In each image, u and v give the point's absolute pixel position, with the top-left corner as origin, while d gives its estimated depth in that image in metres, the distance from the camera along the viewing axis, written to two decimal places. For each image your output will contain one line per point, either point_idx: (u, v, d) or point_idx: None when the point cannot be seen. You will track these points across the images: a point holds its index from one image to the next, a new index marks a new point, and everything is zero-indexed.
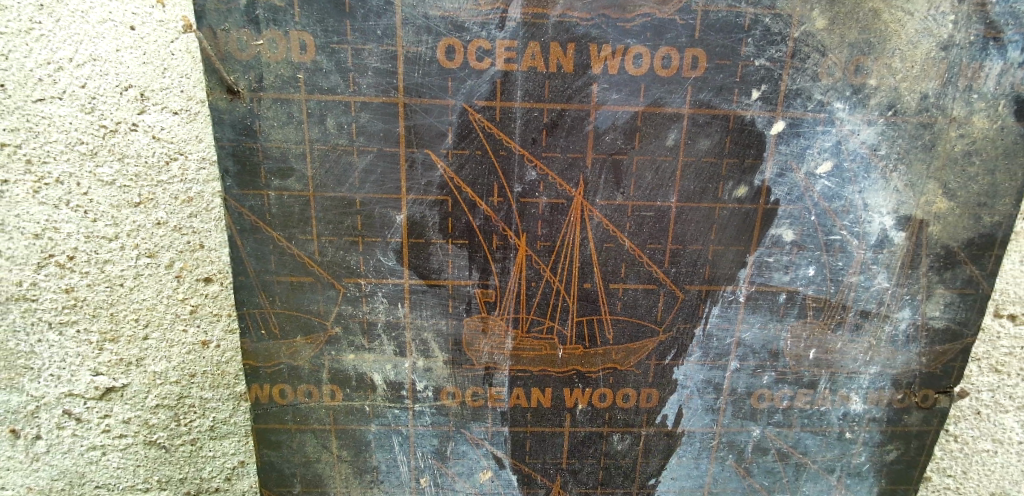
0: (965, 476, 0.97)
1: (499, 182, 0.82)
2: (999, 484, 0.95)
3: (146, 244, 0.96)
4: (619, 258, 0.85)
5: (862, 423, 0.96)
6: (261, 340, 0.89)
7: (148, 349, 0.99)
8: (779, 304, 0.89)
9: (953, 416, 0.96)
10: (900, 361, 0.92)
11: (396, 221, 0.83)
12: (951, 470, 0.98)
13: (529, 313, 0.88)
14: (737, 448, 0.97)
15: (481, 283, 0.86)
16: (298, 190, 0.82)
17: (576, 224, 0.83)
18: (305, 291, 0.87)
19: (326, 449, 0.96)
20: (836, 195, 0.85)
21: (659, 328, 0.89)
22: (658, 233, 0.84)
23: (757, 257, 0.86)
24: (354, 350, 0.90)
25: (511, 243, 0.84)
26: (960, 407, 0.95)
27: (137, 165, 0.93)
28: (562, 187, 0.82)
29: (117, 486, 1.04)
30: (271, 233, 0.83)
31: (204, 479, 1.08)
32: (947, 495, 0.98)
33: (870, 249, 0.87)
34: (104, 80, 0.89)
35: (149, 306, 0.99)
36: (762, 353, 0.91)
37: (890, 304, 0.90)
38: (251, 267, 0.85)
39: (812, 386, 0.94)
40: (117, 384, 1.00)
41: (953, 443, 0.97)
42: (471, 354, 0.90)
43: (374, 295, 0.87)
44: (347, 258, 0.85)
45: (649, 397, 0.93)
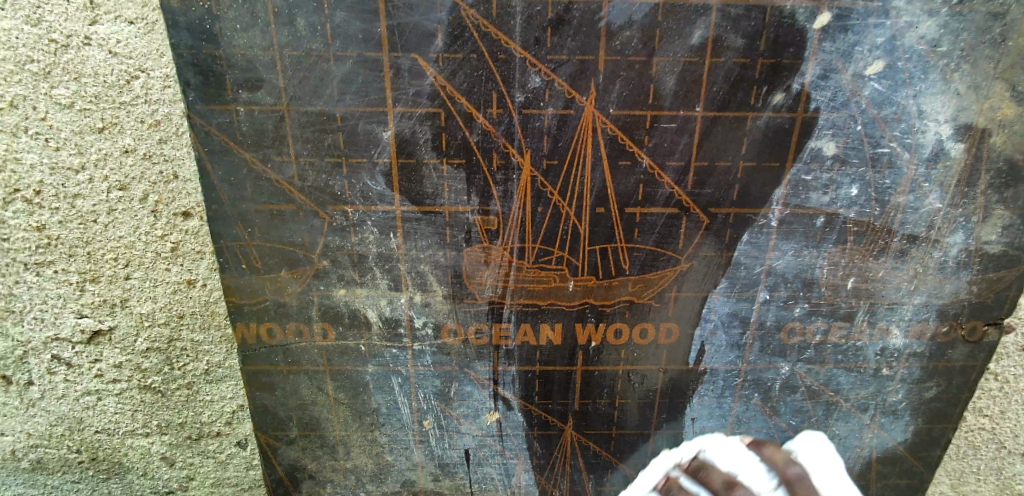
0: (1002, 416, 0.92)
1: (498, 91, 0.71)
2: None
3: (116, 176, 0.91)
4: (636, 177, 0.75)
5: (901, 359, 0.88)
6: (242, 276, 0.82)
7: (131, 290, 1.02)
8: (817, 229, 0.79)
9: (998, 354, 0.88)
10: (948, 290, 0.83)
11: (383, 139, 0.73)
12: (988, 410, 0.91)
13: (536, 242, 0.79)
14: (763, 387, 0.90)
15: (482, 210, 0.77)
16: (270, 104, 0.72)
17: (588, 138, 0.73)
18: (286, 220, 0.78)
19: (322, 391, 0.90)
20: (887, 101, 0.73)
21: (681, 257, 0.80)
22: (680, 148, 0.74)
23: (794, 175, 0.76)
24: (345, 285, 0.82)
25: (514, 162, 0.74)
26: (1004, 345, 0.88)
27: (96, 84, 0.85)
28: (570, 96, 0.71)
29: (117, 429, 1.18)
30: (243, 155, 0.74)
31: (205, 422, 1.18)
32: (980, 435, 0.93)
33: (922, 163, 0.76)
34: None
35: (128, 243, 0.97)
36: (795, 283, 0.82)
37: (941, 227, 0.79)
38: (224, 195, 0.77)
39: (849, 318, 0.85)
40: (104, 326, 1.06)
41: (993, 382, 0.90)
42: (473, 288, 0.82)
43: (363, 225, 0.78)
44: (329, 183, 0.76)
45: (668, 332, 0.86)
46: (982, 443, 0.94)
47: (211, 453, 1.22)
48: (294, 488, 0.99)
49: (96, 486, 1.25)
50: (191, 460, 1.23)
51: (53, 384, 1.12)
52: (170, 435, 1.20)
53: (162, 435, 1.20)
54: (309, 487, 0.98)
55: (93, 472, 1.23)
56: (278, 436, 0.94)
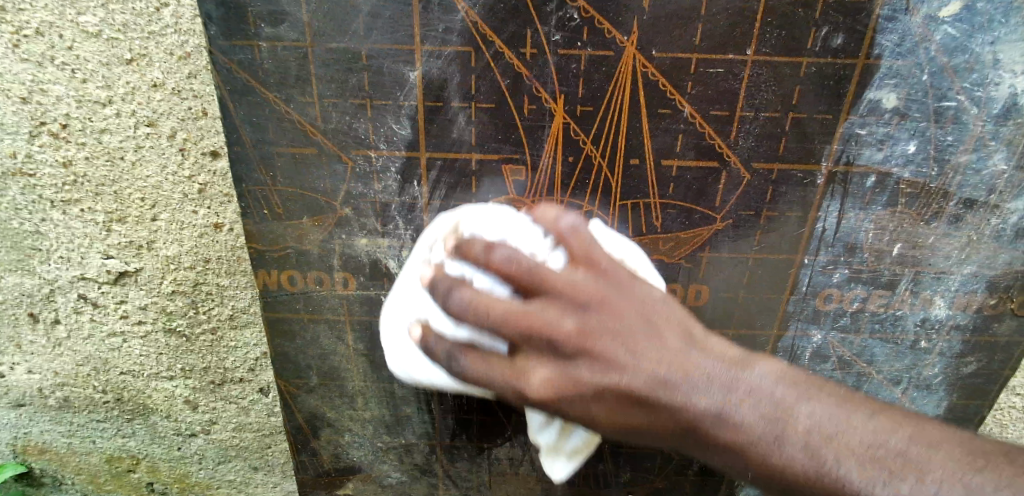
0: None
1: (533, 29, 0.67)
2: None
3: (143, 112, 0.89)
4: (676, 127, 0.71)
5: (943, 331, 0.84)
6: (263, 221, 0.80)
7: (158, 232, 1.01)
8: (866, 189, 0.74)
9: None
10: (1002, 260, 0.78)
11: (410, 80, 0.70)
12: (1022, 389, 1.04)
13: (565, 194, 0.75)
14: (795, 354, 0.87)
15: (512, 158, 0.73)
16: (293, 39, 0.68)
17: (626, 83, 0.68)
18: (309, 165, 0.76)
19: (342, 341, 0.90)
20: (960, 47, 0.66)
21: (717, 215, 0.76)
22: (726, 97, 0.69)
23: (847, 129, 0.70)
24: (367, 234, 0.80)
25: (546, 108, 0.70)
26: None
27: (124, 12, 0.82)
28: (610, 36, 0.66)
29: (142, 371, 1.21)
30: (266, 94, 0.71)
31: (228, 368, 1.19)
32: (1010, 412, 1.06)
33: (991, 119, 0.69)
34: None
35: (156, 183, 0.95)
36: (837, 247, 0.78)
37: (1002, 192, 0.74)
38: (246, 136, 0.74)
39: (890, 287, 0.81)
40: (131, 268, 1.06)
41: None
42: None
43: (387, 171, 0.75)
44: (353, 125, 0.73)
45: (697, 295, 0.82)
46: (1011, 420, 1.07)
47: (234, 398, 1.24)
48: (313, 435, 0.99)
49: (120, 426, 1.30)
50: (214, 404, 1.25)
51: (80, 324, 1.14)
52: (194, 379, 1.22)
53: (187, 379, 1.22)
54: (328, 434, 0.99)
55: (118, 411, 1.27)
56: (299, 384, 0.94)
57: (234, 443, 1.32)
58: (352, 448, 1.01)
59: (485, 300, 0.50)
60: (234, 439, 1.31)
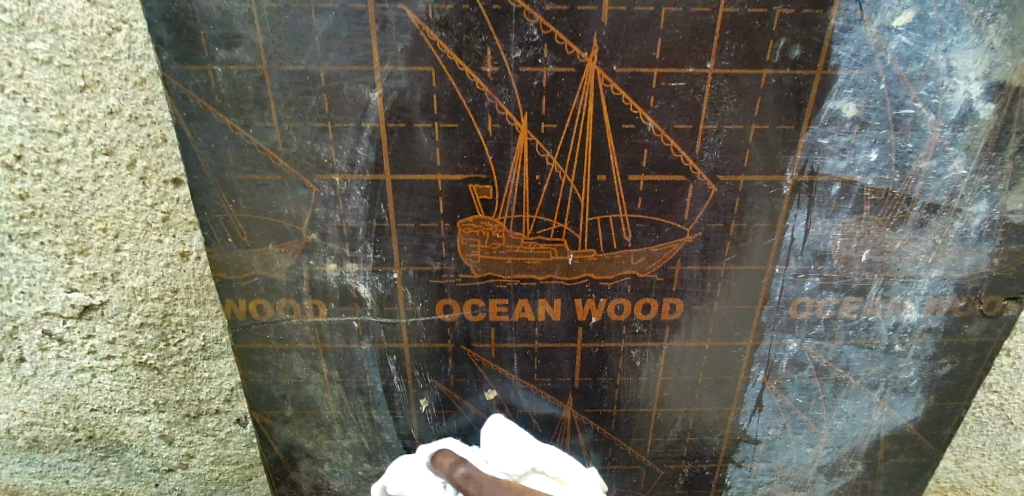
0: (1010, 391, 1.05)
1: (494, 47, 0.67)
2: None
3: (101, 141, 0.88)
4: (641, 142, 0.71)
5: (915, 335, 0.84)
6: (229, 249, 0.79)
7: (123, 263, 0.98)
8: (831, 198, 0.75)
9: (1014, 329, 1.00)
10: (968, 263, 0.79)
11: (371, 101, 0.69)
12: (998, 386, 1.05)
13: (534, 212, 0.75)
14: (772, 363, 0.87)
15: (478, 176, 0.73)
16: (250, 63, 0.68)
17: (589, 99, 0.68)
18: (271, 190, 0.75)
19: (315, 370, 0.88)
20: (914, 56, 0.67)
21: (686, 228, 0.76)
22: (689, 110, 0.69)
23: (809, 139, 0.71)
24: (336, 260, 0.79)
25: (510, 127, 0.70)
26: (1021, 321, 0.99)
27: (75, 38, 0.81)
28: (570, 52, 0.66)
29: (113, 407, 1.17)
30: (223, 119, 0.71)
31: (203, 400, 1.16)
32: (989, 409, 1.07)
33: (949, 126, 0.71)
34: None
35: (119, 213, 0.93)
36: (806, 255, 0.78)
37: (964, 196, 0.75)
38: (206, 162, 0.73)
39: (861, 293, 0.81)
40: (97, 301, 1.03)
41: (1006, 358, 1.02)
42: (468, 261, 0.79)
43: (352, 194, 0.75)
44: (316, 148, 0.72)
45: (671, 308, 0.82)
46: (989, 417, 1.08)
47: (210, 431, 1.20)
48: (291, 468, 0.96)
49: (93, 464, 1.26)
50: (191, 438, 1.22)
51: (45, 361, 1.11)
52: (168, 413, 1.18)
53: (161, 413, 1.18)
54: (307, 465, 0.96)
55: (91, 450, 1.23)
56: (273, 416, 0.92)
57: (215, 476, 1.28)
58: (333, 478, 0.98)
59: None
60: (213, 473, 1.27)
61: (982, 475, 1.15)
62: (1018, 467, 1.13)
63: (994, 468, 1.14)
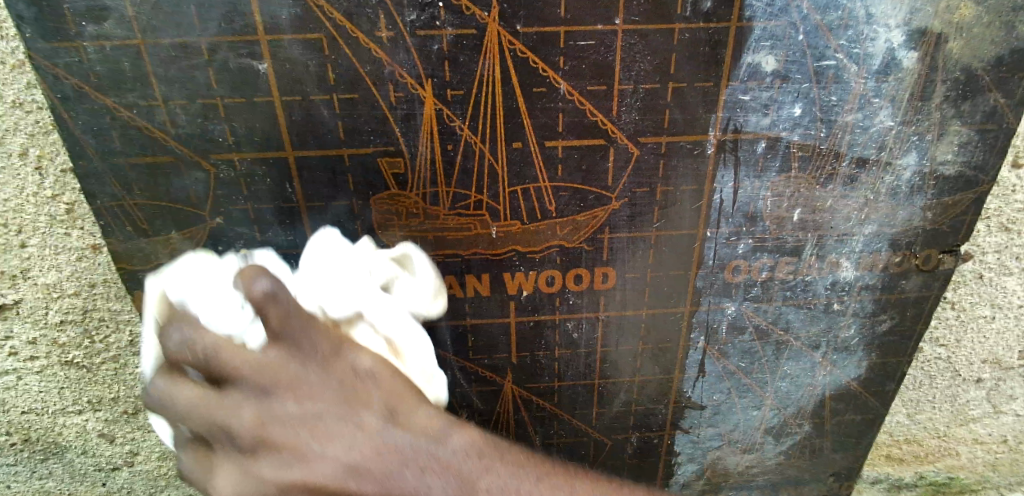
0: (957, 346, 1.06)
1: (386, 10, 0.61)
2: (990, 350, 1.08)
3: None
4: (554, 106, 0.67)
5: (852, 293, 0.83)
6: (129, 239, 0.74)
7: (32, 260, 0.92)
8: (758, 156, 0.72)
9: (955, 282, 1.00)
10: (901, 218, 0.78)
11: (260, 74, 0.64)
12: (944, 340, 1.05)
13: (450, 185, 0.71)
14: (710, 329, 0.85)
15: (387, 151, 0.69)
16: (121, 38, 0.62)
17: (494, 62, 0.64)
18: (168, 175, 0.70)
19: None
20: (831, 4, 0.64)
21: (611, 194, 0.73)
22: (601, 70, 0.66)
23: (729, 96, 0.68)
24: (247, 244, 0.75)
25: (414, 95, 0.66)
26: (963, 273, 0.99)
27: None
28: (469, 13, 0.62)
29: (45, 409, 1.12)
30: (103, 101, 0.65)
31: (140, 396, 1.12)
32: (937, 364, 1.08)
33: (872, 77, 0.68)
34: None
35: (18, 206, 0.87)
36: (737, 218, 0.76)
37: (892, 149, 0.73)
38: (91, 148, 0.68)
39: (796, 254, 0.79)
40: (9, 300, 0.97)
41: (949, 310, 1.03)
42: (386, 240, 0.75)
43: (255, 176, 0.70)
44: (208, 128, 0.67)
45: (604, 278, 0.79)
46: (937, 372, 1.09)
47: (153, 427, 1.17)
48: None
49: (34, 467, 1.21)
50: (133, 435, 1.18)
51: None
52: (104, 411, 1.14)
53: (97, 411, 1.14)
54: None
55: (28, 453, 1.18)
56: None
57: (162, 472, 1.25)
58: None
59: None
60: (162, 468, 1.24)
61: (934, 427, 1.17)
62: (966, 417, 1.16)
63: (944, 420, 1.16)
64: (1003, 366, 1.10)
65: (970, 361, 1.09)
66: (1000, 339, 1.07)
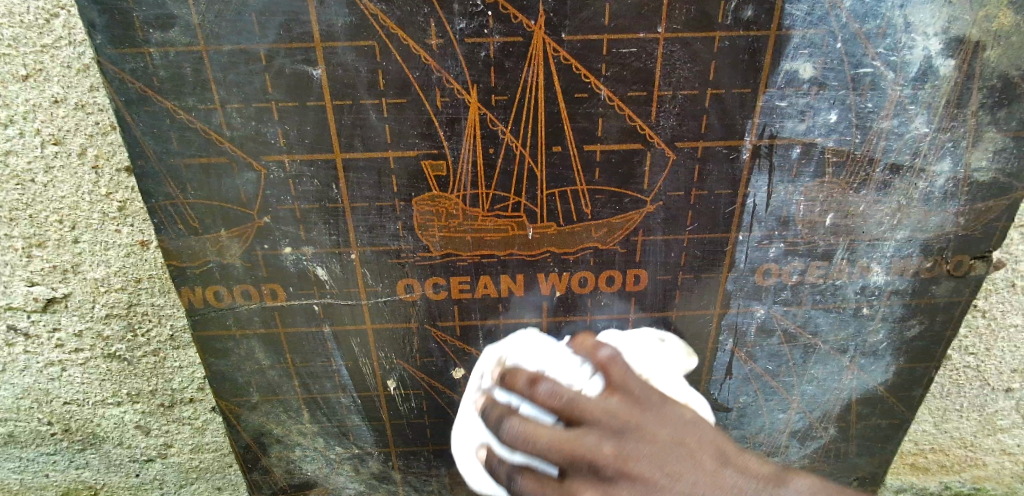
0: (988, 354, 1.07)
1: (436, 18, 0.64)
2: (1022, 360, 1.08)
3: (50, 130, 0.85)
4: (595, 111, 0.69)
5: (882, 297, 0.84)
6: (180, 236, 0.77)
7: (83, 255, 0.96)
8: (792, 161, 0.73)
9: (987, 289, 1.00)
10: (933, 223, 0.78)
11: (313, 78, 0.67)
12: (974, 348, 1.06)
13: (490, 187, 0.73)
14: (739, 331, 0.87)
15: (431, 153, 0.71)
16: (185, 43, 0.65)
17: (538, 68, 0.66)
18: (220, 175, 0.73)
19: (279, 357, 0.87)
20: (870, 12, 0.65)
21: (646, 198, 0.75)
22: (642, 77, 0.67)
23: (766, 102, 0.69)
24: (291, 243, 0.77)
25: (459, 100, 0.68)
26: (995, 282, 1.00)
27: (12, 25, 0.77)
28: (516, 21, 0.64)
29: (86, 400, 1.16)
30: (164, 103, 0.68)
31: (176, 389, 1.15)
32: (965, 372, 1.08)
33: (908, 84, 0.69)
34: None
35: (73, 204, 0.91)
36: (770, 222, 0.77)
37: (926, 155, 0.74)
38: (149, 149, 0.71)
39: (827, 257, 0.80)
40: (59, 294, 1.01)
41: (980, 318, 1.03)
42: (426, 240, 0.77)
43: (303, 177, 0.73)
44: (261, 130, 0.70)
45: (637, 279, 0.81)
46: (965, 379, 1.09)
47: (187, 420, 1.20)
48: (262, 453, 0.96)
49: (72, 457, 1.25)
50: (168, 427, 1.21)
51: (12, 357, 1.09)
52: (142, 404, 1.17)
53: (135, 404, 1.17)
54: (278, 451, 0.96)
55: (68, 443, 1.22)
56: (241, 403, 0.91)
57: (193, 465, 1.28)
58: (306, 463, 0.98)
59: (533, 428, 0.55)
60: (193, 461, 1.27)
61: (961, 436, 1.17)
62: (994, 427, 1.16)
63: (971, 428, 1.15)
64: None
65: (1000, 369, 1.09)
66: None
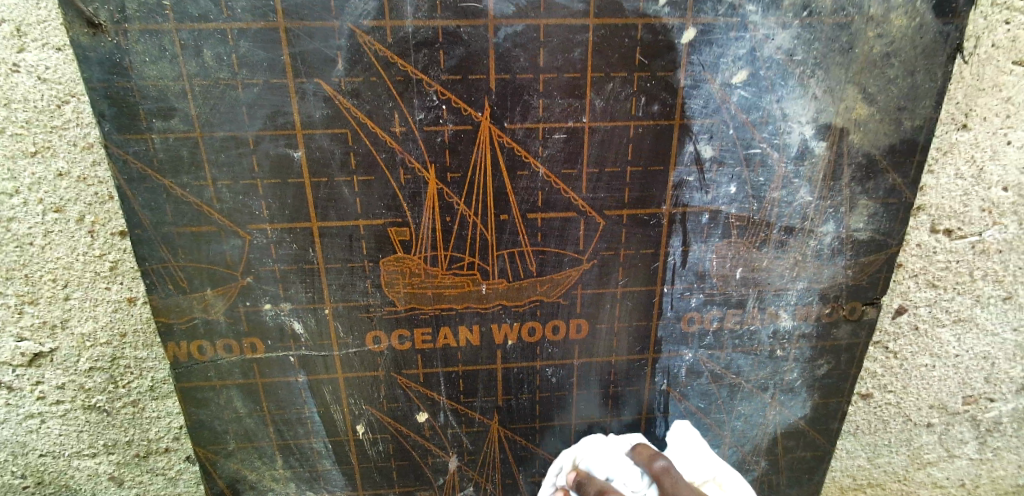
0: (905, 391, 1.14)
1: (399, 110, 0.77)
2: (937, 397, 1.15)
3: (50, 199, 0.94)
4: (534, 185, 0.82)
5: (793, 339, 0.97)
6: (168, 296, 0.86)
7: (71, 311, 1.04)
8: (703, 225, 0.87)
9: (894, 335, 1.09)
10: (827, 274, 0.92)
11: (294, 160, 0.78)
12: (892, 387, 1.14)
13: (447, 249, 0.85)
14: (671, 372, 0.98)
15: (396, 221, 0.82)
16: (183, 131, 0.76)
17: (486, 150, 0.79)
18: (209, 241, 0.83)
19: (255, 404, 0.94)
20: (754, 106, 0.81)
21: (582, 256, 0.87)
22: (572, 157, 0.81)
23: (676, 176, 0.83)
24: (270, 299, 0.87)
25: (420, 176, 0.80)
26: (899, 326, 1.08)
27: (26, 110, 0.88)
28: (466, 113, 0.77)
29: (62, 452, 1.20)
30: (162, 180, 0.79)
31: (152, 440, 1.20)
32: (889, 409, 1.16)
33: (791, 161, 0.84)
34: None
35: (66, 263, 0.99)
36: (689, 275, 0.90)
37: (814, 218, 0.88)
38: (146, 219, 0.81)
39: (741, 305, 0.93)
40: (46, 348, 1.07)
41: (894, 360, 1.11)
42: (392, 295, 0.87)
43: (282, 242, 0.83)
44: (247, 202, 0.81)
45: (579, 327, 0.92)
46: (890, 416, 1.17)
47: (160, 470, 1.24)
48: None
49: None
50: (141, 478, 1.25)
51: None
52: (117, 454, 1.22)
53: (110, 455, 1.21)
54: None
55: None
56: (216, 450, 0.97)
57: None
58: None
59: None
60: None
61: (895, 471, 1.23)
62: (923, 461, 1.22)
63: (903, 463, 1.22)
64: (949, 411, 1.17)
65: (918, 406, 1.16)
66: (942, 385, 1.14)
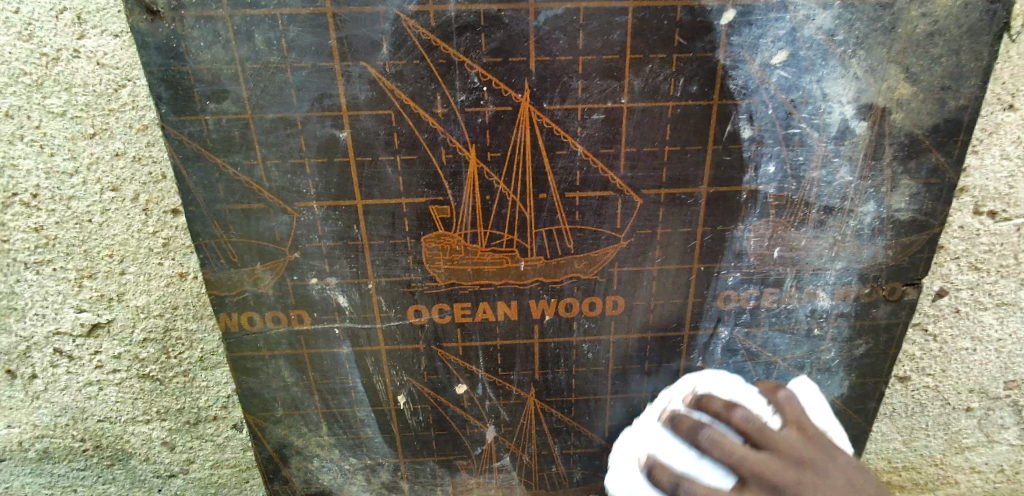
0: (943, 374, 1.14)
1: (441, 92, 0.79)
2: (978, 382, 1.15)
3: (107, 178, 0.99)
4: (572, 164, 0.83)
5: (830, 319, 0.97)
6: (221, 269, 0.90)
7: (127, 284, 1.09)
8: (741, 204, 0.87)
9: (934, 316, 1.08)
10: (867, 254, 0.92)
11: (340, 140, 0.81)
12: (930, 370, 1.13)
13: (486, 227, 0.87)
14: (705, 349, 0.99)
15: (437, 199, 0.85)
16: (235, 113, 0.79)
17: (526, 131, 0.81)
18: (259, 218, 0.86)
19: (301, 373, 0.99)
20: (793, 86, 0.80)
21: (620, 235, 0.88)
22: (610, 137, 0.82)
23: (715, 156, 0.84)
24: (317, 274, 0.91)
25: (460, 156, 0.82)
26: (939, 308, 1.07)
27: (86, 94, 0.92)
28: (506, 94, 0.79)
29: (118, 417, 1.27)
30: (215, 160, 0.82)
31: (202, 407, 1.27)
32: (927, 393, 1.16)
33: (830, 141, 0.84)
34: (37, 5, 0.88)
35: (122, 240, 1.04)
36: (726, 254, 0.91)
37: (853, 198, 0.87)
38: (199, 196, 0.84)
39: (778, 284, 0.94)
40: (103, 319, 1.13)
41: (933, 342, 1.10)
42: (432, 271, 0.90)
43: (327, 220, 0.86)
44: (295, 181, 0.84)
45: (614, 303, 0.94)
46: (928, 400, 1.16)
47: (209, 436, 1.31)
48: (283, 464, 1.08)
49: (101, 472, 1.35)
50: (191, 443, 1.32)
51: (54, 376, 1.20)
52: (169, 421, 1.29)
53: (162, 421, 1.28)
54: (297, 462, 1.07)
55: (97, 459, 1.32)
56: (265, 417, 1.03)
57: (214, 479, 1.38)
58: (322, 473, 1.09)
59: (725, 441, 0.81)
60: (213, 476, 1.37)
61: (930, 454, 1.23)
62: (962, 446, 1.22)
63: (940, 447, 1.22)
64: (989, 395, 1.16)
65: (958, 390, 1.16)
66: (983, 369, 1.13)
